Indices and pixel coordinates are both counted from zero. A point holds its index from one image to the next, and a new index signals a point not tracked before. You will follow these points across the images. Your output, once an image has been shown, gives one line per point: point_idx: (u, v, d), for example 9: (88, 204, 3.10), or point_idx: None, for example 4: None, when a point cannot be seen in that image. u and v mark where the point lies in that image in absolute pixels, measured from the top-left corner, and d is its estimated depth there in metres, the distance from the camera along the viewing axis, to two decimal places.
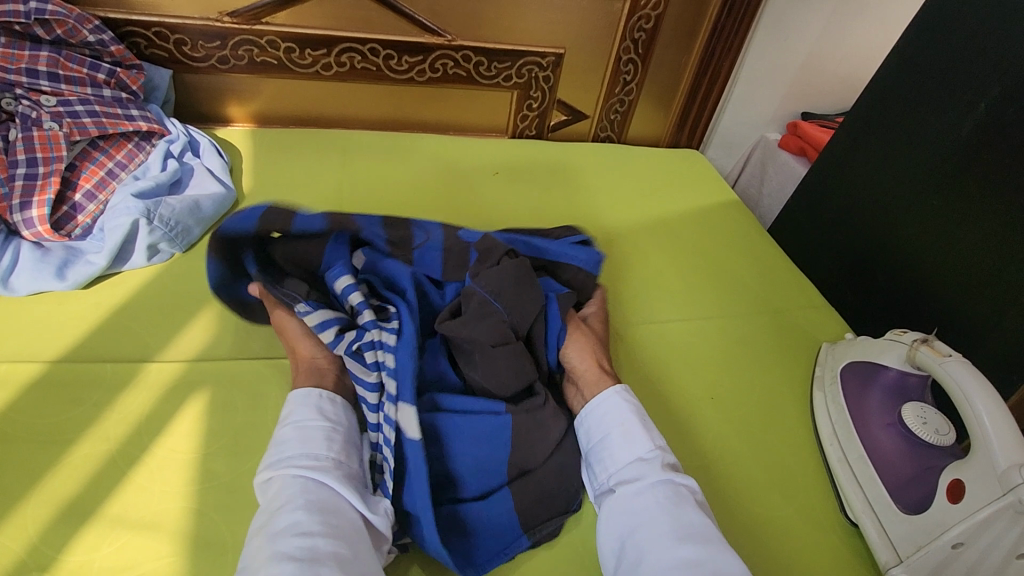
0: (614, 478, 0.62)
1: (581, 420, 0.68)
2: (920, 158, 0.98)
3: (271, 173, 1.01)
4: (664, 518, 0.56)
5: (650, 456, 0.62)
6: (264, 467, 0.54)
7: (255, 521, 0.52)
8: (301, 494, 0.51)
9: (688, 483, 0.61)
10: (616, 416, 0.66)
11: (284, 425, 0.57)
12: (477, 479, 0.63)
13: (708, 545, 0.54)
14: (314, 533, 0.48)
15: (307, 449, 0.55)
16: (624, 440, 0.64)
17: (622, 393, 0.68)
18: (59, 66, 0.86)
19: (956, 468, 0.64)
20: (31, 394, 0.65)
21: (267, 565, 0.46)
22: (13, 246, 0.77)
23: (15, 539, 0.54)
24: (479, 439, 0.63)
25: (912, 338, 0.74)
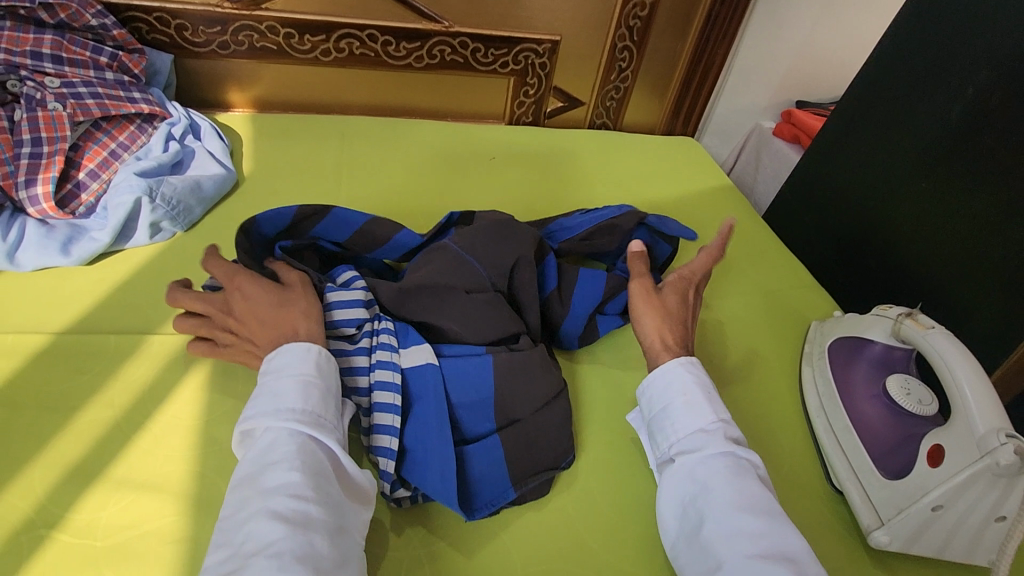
0: (676, 448, 0.62)
1: (644, 390, 0.67)
2: (909, 141, 0.99)
3: (271, 156, 1.03)
4: (727, 489, 0.56)
5: (712, 427, 0.61)
6: (257, 414, 0.54)
7: (244, 468, 0.52)
8: (297, 453, 0.51)
9: (750, 457, 0.60)
10: (680, 386, 0.64)
11: (282, 374, 0.56)
12: (469, 423, 0.65)
13: (771, 518, 0.54)
14: (308, 498, 0.49)
15: (305, 406, 0.54)
16: (688, 411, 0.63)
17: (688, 365, 0.66)
18: (63, 49, 0.87)
19: (936, 434, 0.65)
20: (37, 363, 0.67)
21: (259, 523, 0.47)
22: (19, 223, 0.78)
23: (22, 499, 0.56)
24: (470, 380, 0.65)
25: (897, 312, 0.76)
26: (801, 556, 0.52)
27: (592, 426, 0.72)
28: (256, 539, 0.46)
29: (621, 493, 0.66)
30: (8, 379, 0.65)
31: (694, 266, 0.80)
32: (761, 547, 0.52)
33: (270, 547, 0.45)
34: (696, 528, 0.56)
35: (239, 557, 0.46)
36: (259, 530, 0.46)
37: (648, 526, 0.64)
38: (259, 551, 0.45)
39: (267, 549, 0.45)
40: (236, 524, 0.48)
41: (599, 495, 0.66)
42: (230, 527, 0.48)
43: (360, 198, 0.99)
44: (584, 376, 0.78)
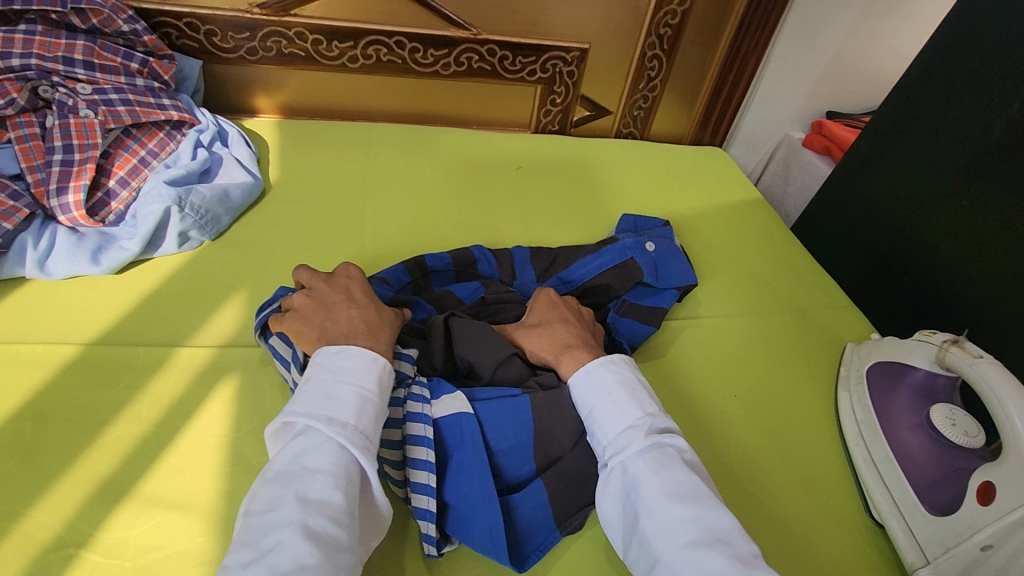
0: (607, 451, 0.59)
1: (571, 393, 0.65)
2: (950, 157, 0.96)
3: (298, 164, 1.02)
4: (653, 479, 0.55)
5: (639, 423, 0.60)
6: (310, 415, 0.53)
7: (283, 468, 0.51)
8: (344, 471, 0.51)
9: (676, 443, 0.59)
10: (602, 387, 0.63)
11: (340, 381, 0.56)
12: (510, 467, 0.64)
13: (703, 504, 0.53)
14: (343, 522, 0.49)
15: (358, 421, 0.54)
16: (611, 411, 0.61)
17: (608, 364, 0.65)
18: (94, 55, 0.87)
19: (987, 469, 0.63)
20: (67, 374, 0.66)
21: (293, 536, 0.46)
22: (50, 231, 0.78)
23: (52, 516, 0.56)
24: (508, 427, 0.64)
25: (942, 339, 0.74)
26: (732, 535, 0.51)
27: None
28: (290, 553, 0.45)
29: None
30: (38, 391, 0.65)
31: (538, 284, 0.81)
32: (694, 533, 0.51)
33: (304, 568, 0.45)
34: (633, 527, 0.55)
35: (271, 567, 0.44)
36: (295, 544, 0.45)
37: None
38: (291, 568, 0.44)
39: (299, 568, 0.45)
40: (268, 530, 0.47)
41: None
42: (259, 530, 0.47)
43: (387, 208, 0.98)
44: None
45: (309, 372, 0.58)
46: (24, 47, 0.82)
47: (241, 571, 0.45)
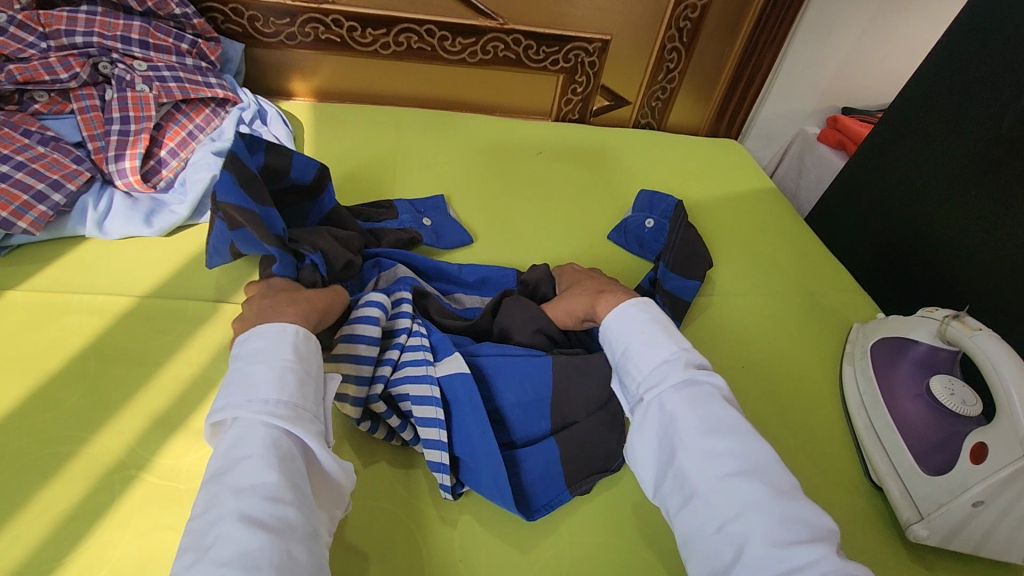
0: (642, 387, 0.62)
1: (605, 335, 0.68)
2: (961, 148, 0.99)
3: (331, 142, 1.08)
4: (691, 415, 0.57)
5: (674, 357, 0.62)
6: (234, 408, 0.53)
7: (218, 465, 0.51)
8: (272, 451, 0.51)
9: (711, 380, 0.61)
10: (635, 326, 0.65)
11: (251, 365, 0.56)
12: (522, 424, 0.69)
13: (735, 437, 0.56)
14: (282, 500, 0.49)
15: (277, 397, 0.54)
16: (647, 347, 0.63)
17: (640, 305, 0.67)
18: (149, 35, 0.94)
19: (981, 432, 0.66)
20: (124, 322, 0.73)
21: (231, 525, 0.47)
22: (109, 194, 0.84)
23: (114, 442, 0.61)
24: (522, 387, 0.69)
25: (944, 314, 0.77)
26: (771, 463, 0.55)
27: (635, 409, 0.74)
28: (229, 544, 0.45)
29: None
30: (99, 335, 0.71)
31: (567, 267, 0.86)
32: (732, 467, 0.54)
33: (247, 553, 0.45)
34: (667, 463, 0.57)
35: (213, 562, 0.45)
36: (234, 534, 0.46)
37: None
38: (232, 559, 0.45)
39: (244, 555, 0.45)
40: (208, 526, 0.47)
41: None
42: (201, 531, 0.47)
43: (413, 185, 1.03)
44: None
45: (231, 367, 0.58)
46: (87, 25, 0.89)
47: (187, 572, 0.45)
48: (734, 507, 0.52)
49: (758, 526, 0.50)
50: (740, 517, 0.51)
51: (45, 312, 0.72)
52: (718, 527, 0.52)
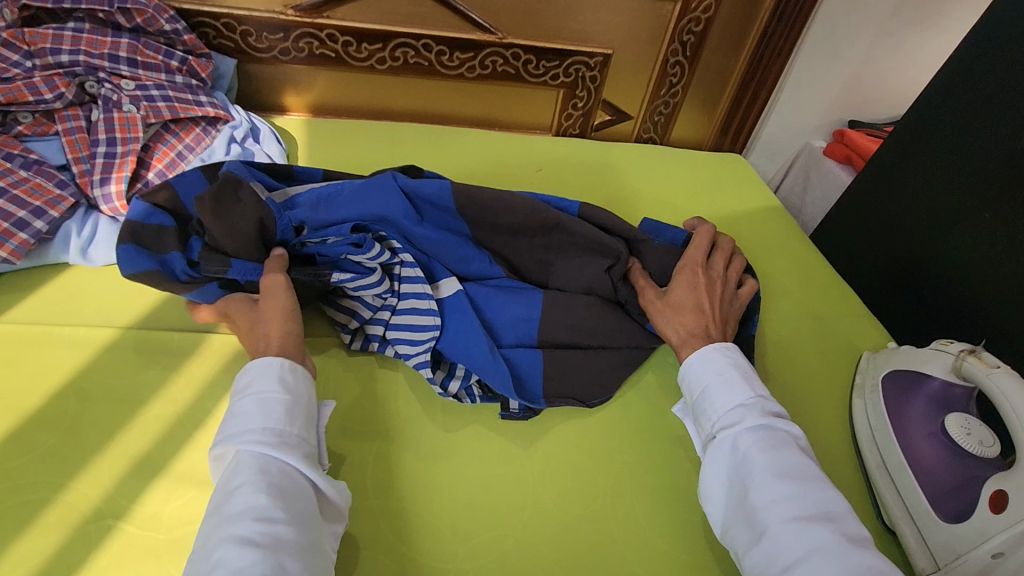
0: (717, 426, 0.64)
1: (683, 374, 0.70)
2: (974, 168, 0.96)
3: (325, 160, 1.06)
4: (762, 458, 0.59)
5: (750, 402, 0.64)
6: (226, 440, 0.55)
7: (215, 497, 0.52)
8: (261, 476, 0.52)
9: (788, 428, 0.63)
10: (715, 367, 0.67)
11: (241, 397, 0.57)
12: (512, 333, 0.76)
13: (807, 484, 0.57)
14: (275, 519, 0.50)
15: (264, 425, 0.55)
16: (724, 389, 0.65)
17: (722, 348, 0.69)
18: (138, 53, 0.91)
19: (1000, 478, 0.63)
20: (106, 356, 0.70)
21: (225, 546, 0.47)
22: (93, 220, 0.82)
23: (93, 488, 0.59)
24: (517, 304, 0.76)
25: (959, 349, 0.74)
26: (841, 514, 0.56)
27: (639, 445, 0.71)
28: (226, 567, 0.46)
29: (666, 518, 0.65)
30: (80, 370, 0.68)
31: (693, 251, 0.81)
32: (799, 511, 0.55)
33: (243, 573, 0.46)
34: (739, 503, 0.59)
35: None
36: (230, 558, 0.47)
37: (695, 555, 0.63)
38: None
39: (241, 574, 0.46)
40: (207, 553, 0.48)
41: (646, 521, 0.65)
42: (198, 557, 0.48)
43: None
44: (629, 395, 0.77)
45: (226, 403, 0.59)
46: (73, 43, 0.87)
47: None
48: (805, 552, 0.53)
49: (828, 571, 0.51)
50: (811, 562, 0.52)
51: (24, 347, 0.69)
52: (785, 569, 0.52)
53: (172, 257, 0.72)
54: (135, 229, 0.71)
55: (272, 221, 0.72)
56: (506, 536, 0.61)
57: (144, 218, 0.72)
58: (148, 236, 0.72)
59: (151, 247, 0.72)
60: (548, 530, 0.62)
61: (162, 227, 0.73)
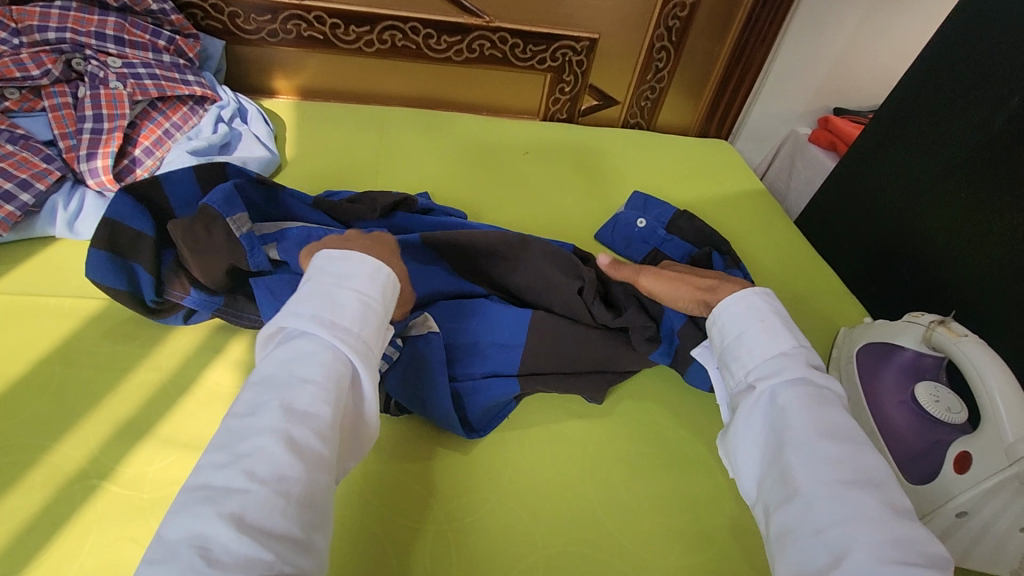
0: (753, 375, 0.60)
1: (717, 319, 0.66)
2: (950, 149, 0.98)
3: (313, 141, 1.07)
4: (806, 412, 0.54)
5: (792, 352, 0.60)
6: (309, 325, 0.51)
7: (274, 377, 0.48)
8: (333, 383, 0.48)
9: (831, 386, 0.58)
10: (755, 314, 0.63)
11: (339, 288, 0.54)
12: (486, 361, 0.72)
13: (854, 446, 0.51)
14: (326, 435, 0.46)
15: (357, 332, 0.52)
16: (766, 337, 0.61)
17: (761, 296, 0.65)
18: (125, 31, 0.92)
19: (965, 441, 0.65)
20: (92, 325, 0.71)
21: (273, 443, 0.43)
22: (80, 194, 0.83)
23: (78, 450, 0.60)
24: (503, 327, 0.73)
25: (929, 320, 0.76)
26: (887, 480, 0.49)
27: (618, 415, 0.73)
28: (267, 463, 0.43)
29: (643, 482, 0.67)
30: (66, 339, 0.69)
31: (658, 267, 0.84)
32: (844, 473, 0.49)
33: (283, 479, 0.42)
34: (775, 451, 0.53)
35: (246, 473, 0.42)
36: (274, 455, 0.43)
37: (669, 516, 0.64)
38: (269, 479, 0.42)
39: (279, 479, 0.42)
40: (251, 436, 0.44)
41: (622, 484, 0.66)
42: (241, 434, 0.44)
43: (397, 183, 1.02)
44: None
45: (311, 276, 0.56)
46: (60, 21, 0.87)
47: (214, 476, 0.42)
48: (847, 513, 0.46)
49: (868, 535, 0.44)
50: (849, 524, 0.45)
51: (11, 316, 0.70)
52: (817, 528, 0.46)
53: (138, 271, 0.70)
54: (113, 229, 0.69)
55: (244, 262, 0.70)
56: (485, 498, 0.63)
57: (124, 218, 0.70)
58: (123, 239, 0.69)
59: (122, 252, 0.69)
60: (526, 494, 0.63)
61: (140, 234, 0.70)
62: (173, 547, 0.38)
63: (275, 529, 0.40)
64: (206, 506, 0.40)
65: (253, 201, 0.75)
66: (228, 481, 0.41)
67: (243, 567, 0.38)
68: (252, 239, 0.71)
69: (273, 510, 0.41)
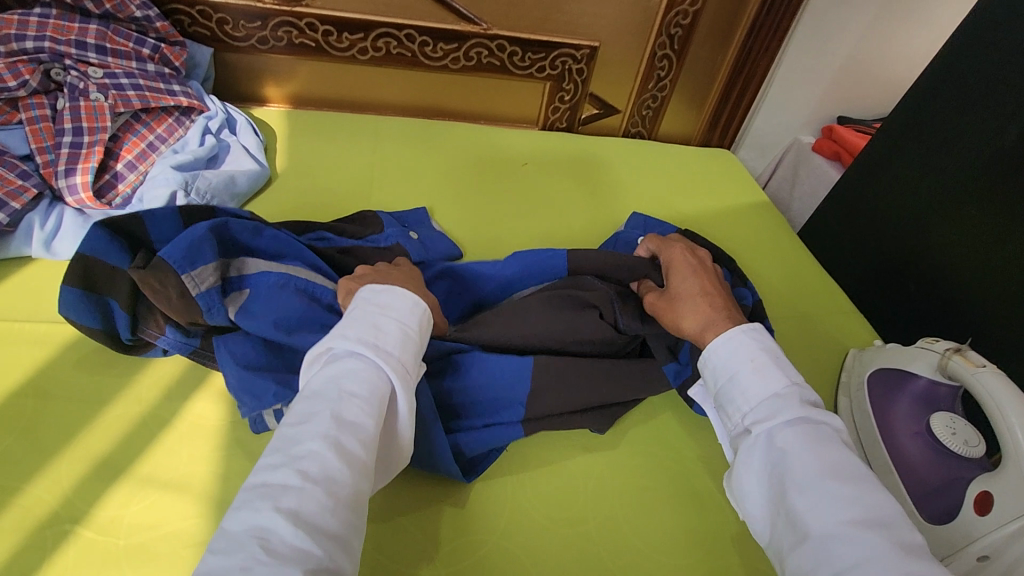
0: (750, 418, 0.54)
1: (706, 361, 0.60)
2: (960, 165, 0.95)
3: (305, 153, 1.03)
4: (810, 452, 0.49)
5: (786, 392, 0.54)
6: (355, 341, 0.48)
7: (320, 387, 0.46)
8: (378, 398, 0.46)
9: (830, 422, 0.53)
10: (745, 352, 0.57)
11: (381, 314, 0.51)
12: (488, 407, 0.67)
13: (862, 486, 0.47)
14: (370, 446, 0.44)
15: (400, 356, 0.50)
16: (758, 376, 0.55)
17: (750, 330, 0.59)
18: (107, 40, 0.88)
19: (986, 480, 0.62)
20: (69, 353, 0.67)
21: (322, 445, 0.41)
22: (58, 212, 0.79)
23: (50, 492, 0.56)
24: (506, 374, 0.67)
25: (945, 347, 0.73)
26: (899, 520, 0.45)
27: (621, 446, 0.70)
28: (318, 465, 0.40)
29: (649, 519, 0.64)
30: (39, 369, 0.65)
31: (680, 259, 0.75)
32: (849, 516, 0.45)
33: (333, 481, 0.40)
34: (778, 501, 0.49)
35: (298, 472, 0.40)
36: (325, 457, 0.41)
37: (677, 558, 0.61)
38: (319, 479, 0.40)
39: (330, 480, 0.40)
40: (302, 437, 0.42)
41: (627, 522, 0.63)
42: (292, 437, 0.42)
43: (391, 197, 0.98)
44: None
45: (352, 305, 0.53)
46: (38, 30, 0.84)
47: (268, 474, 0.40)
48: (860, 556, 0.42)
49: None
50: (867, 567, 0.42)
51: None
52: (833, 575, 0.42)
53: (114, 308, 0.65)
54: (87, 264, 0.64)
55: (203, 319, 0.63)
56: (483, 540, 0.59)
57: (100, 252, 0.65)
58: (99, 273, 0.65)
59: (97, 288, 0.65)
60: (526, 535, 0.60)
61: (116, 268, 0.66)
62: (234, 537, 0.36)
63: (326, 526, 0.38)
64: (263, 502, 0.38)
65: (236, 237, 0.69)
66: (283, 478, 0.39)
67: (298, 560, 0.36)
68: (211, 297, 0.63)
69: (325, 511, 0.39)
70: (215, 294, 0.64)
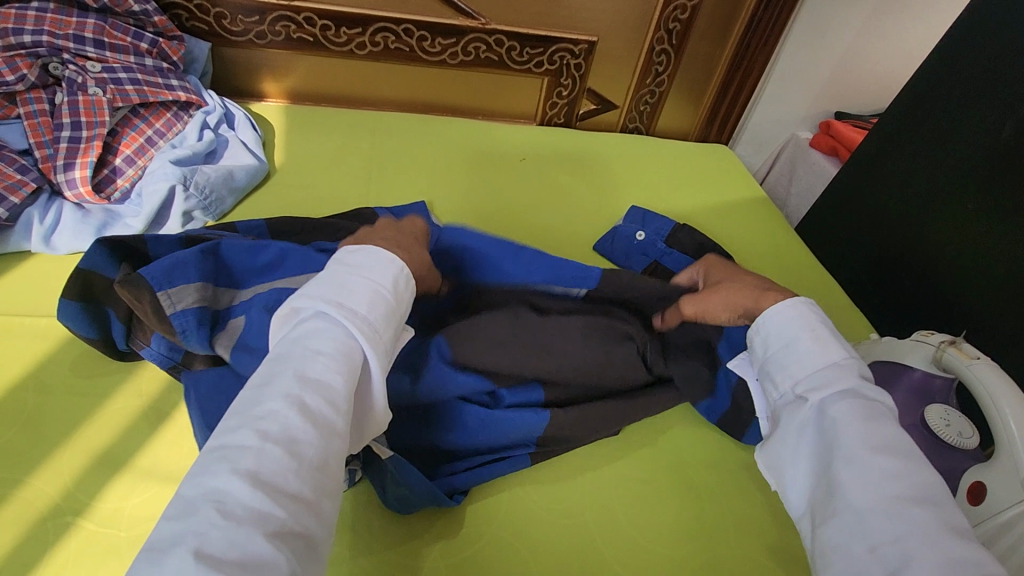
0: (802, 386, 0.53)
1: (758, 328, 0.59)
2: (955, 160, 0.96)
3: (303, 148, 1.03)
4: (859, 423, 0.47)
5: (846, 363, 0.53)
6: (320, 301, 0.46)
7: (285, 348, 0.43)
8: (347, 357, 0.44)
9: (884, 400, 0.51)
10: (802, 323, 0.56)
11: (350, 273, 0.49)
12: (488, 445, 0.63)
13: (912, 461, 0.45)
14: (339, 406, 0.42)
15: (371, 315, 0.47)
16: (818, 346, 0.54)
17: (806, 303, 0.58)
18: (105, 34, 0.88)
19: (979, 470, 0.64)
20: (68, 347, 0.67)
21: (283, 403, 0.39)
22: (57, 206, 0.79)
23: (51, 484, 0.57)
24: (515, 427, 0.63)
25: (940, 339, 0.73)
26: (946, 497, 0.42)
27: (618, 440, 0.71)
28: (279, 424, 0.38)
29: (645, 511, 0.64)
30: (39, 362, 0.66)
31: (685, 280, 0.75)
32: (899, 490, 0.42)
33: (296, 442, 0.38)
34: (824, 470, 0.47)
35: (256, 432, 0.37)
36: (288, 416, 0.38)
37: (674, 548, 0.62)
38: (280, 436, 0.37)
39: (291, 440, 0.38)
40: (263, 397, 0.39)
41: (624, 514, 0.64)
42: (253, 397, 0.40)
43: (389, 192, 0.98)
44: None
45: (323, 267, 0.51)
46: (36, 23, 0.83)
47: (227, 434, 0.38)
48: (900, 531, 0.40)
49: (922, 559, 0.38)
50: (907, 536, 0.40)
51: None
52: (870, 543, 0.40)
53: (112, 318, 0.63)
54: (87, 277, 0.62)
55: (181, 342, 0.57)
56: (482, 533, 0.60)
57: (99, 266, 0.63)
58: (98, 286, 0.63)
59: (98, 299, 0.63)
60: (524, 527, 0.61)
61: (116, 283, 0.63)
62: (188, 503, 0.34)
63: (288, 489, 0.36)
64: (218, 463, 0.35)
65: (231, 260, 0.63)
66: (239, 439, 0.37)
67: (256, 522, 0.33)
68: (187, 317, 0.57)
69: (286, 472, 0.36)
70: (192, 314, 0.57)
